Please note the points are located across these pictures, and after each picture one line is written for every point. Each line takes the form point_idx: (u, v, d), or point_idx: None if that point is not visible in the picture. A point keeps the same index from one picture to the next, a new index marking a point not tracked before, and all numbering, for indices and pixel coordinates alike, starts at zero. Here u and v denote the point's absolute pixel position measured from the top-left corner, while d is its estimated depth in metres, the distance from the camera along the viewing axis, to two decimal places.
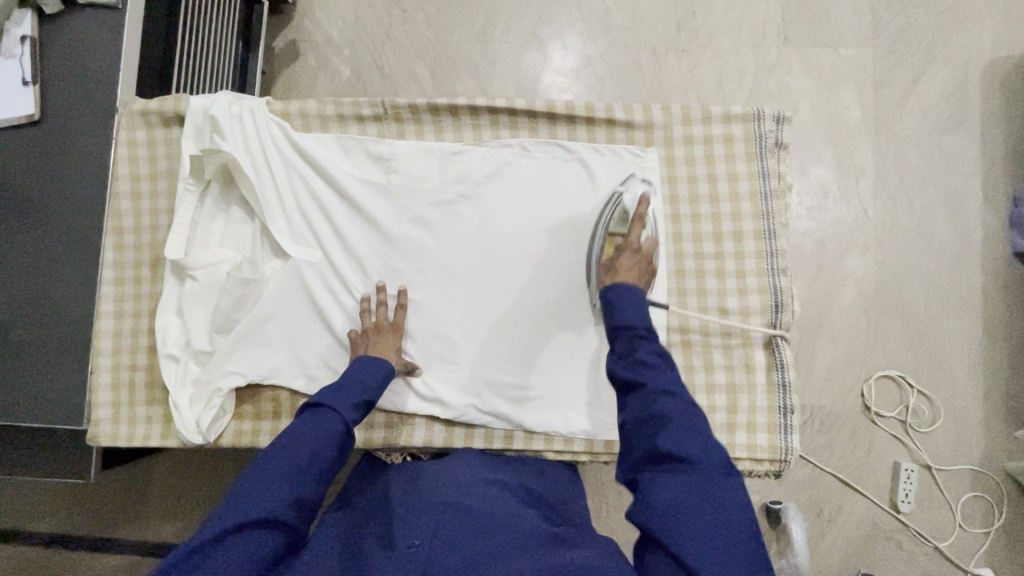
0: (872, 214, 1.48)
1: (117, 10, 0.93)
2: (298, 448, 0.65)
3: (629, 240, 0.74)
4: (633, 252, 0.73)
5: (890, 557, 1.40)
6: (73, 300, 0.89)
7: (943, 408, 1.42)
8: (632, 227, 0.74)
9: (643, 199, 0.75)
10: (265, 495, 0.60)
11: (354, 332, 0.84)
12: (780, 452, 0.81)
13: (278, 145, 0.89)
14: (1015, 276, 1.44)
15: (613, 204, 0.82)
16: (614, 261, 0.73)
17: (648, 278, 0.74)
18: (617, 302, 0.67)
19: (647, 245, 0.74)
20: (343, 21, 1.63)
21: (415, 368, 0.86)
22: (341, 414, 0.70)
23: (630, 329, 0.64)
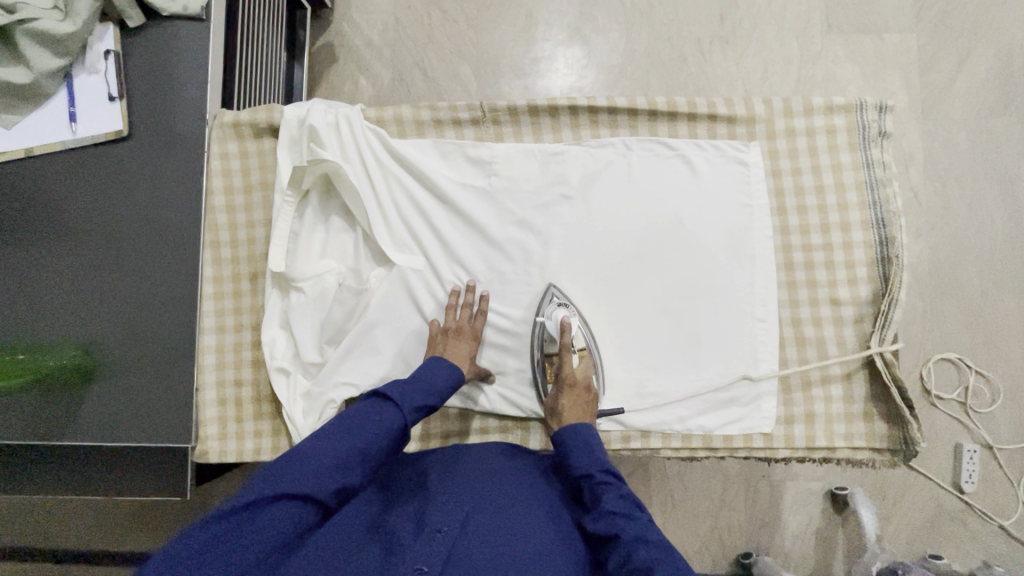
0: (925, 200, 1.48)
1: (203, 22, 0.91)
2: (357, 436, 0.64)
3: (565, 375, 0.79)
4: (572, 390, 0.79)
5: (957, 539, 1.41)
6: (173, 317, 0.88)
7: (1002, 388, 1.42)
8: (562, 358, 0.79)
9: (563, 329, 0.80)
10: (317, 472, 0.59)
11: (433, 327, 0.82)
12: (900, 442, 0.81)
13: (376, 152, 0.88)
14: None
15: (539, 334, 0.84)
16: (557, 404, 0.78)
17: (594, 402, 0.80)
18: (570, 454, 0.72)
19: (581, 375, 0.80)
20: (382, 23, 1.58)
21: (489, 375, 0.85)
22: (403, 412, 0.69)
23: (589, 478, 0.69)
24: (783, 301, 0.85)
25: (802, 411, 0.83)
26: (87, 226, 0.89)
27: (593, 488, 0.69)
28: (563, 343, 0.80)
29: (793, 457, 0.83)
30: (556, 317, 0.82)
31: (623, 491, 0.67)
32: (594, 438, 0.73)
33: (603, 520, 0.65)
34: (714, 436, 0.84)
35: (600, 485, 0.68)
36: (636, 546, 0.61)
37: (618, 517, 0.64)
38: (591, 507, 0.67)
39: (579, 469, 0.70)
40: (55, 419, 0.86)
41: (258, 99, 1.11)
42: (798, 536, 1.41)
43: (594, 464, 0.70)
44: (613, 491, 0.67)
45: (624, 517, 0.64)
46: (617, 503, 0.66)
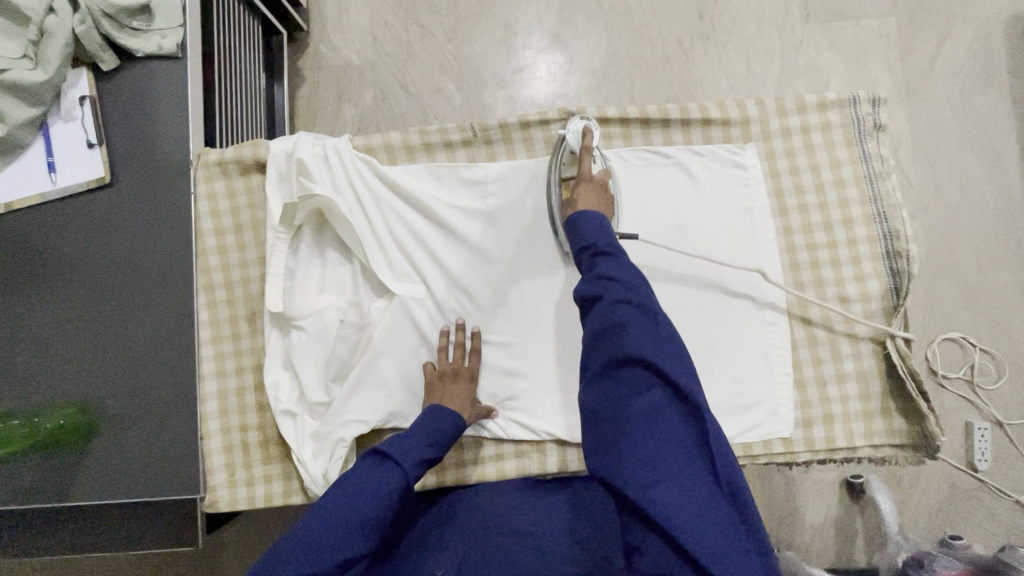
0: (916, 181, 1.48)
1: (179, 60, 0.88)
2: (358, 500, 0.62)
3: (582, 174, 0.79)
4: (589, 183, 0.79)
5: (974, 517, 1.42)
6: (170, 367, 0.85)
7: (1007, 363, 1.43)
8: (582, 162, 0.80)
9: (586, 134, 0.81)
10: (318, 546, 0.58)
11: (430, 369, 0.82)
12: (921, 437, 0.80)
13: (368, 181, 0.86)
14: None
15: (561, 149, 0.84)
16: (573, 194, 0.78)
17: (611, 205, 0.80)
18: (580, 227, 0.72)
19: (600, 174, 0.80)
20: (360, 42, 1.56)
21: (492, 412, 0.83)
22: (405, 468, 0.66)
23: (590, 247, 0.69)
24: (792, 303, 0.84)
25: (820, 412, 0.82)
26: (75, 279, 0.86)
27: (591, 258, 0.68)
28: (583, 146, 0.81)
29: (814, 460, 0.82)
30: (578, 128, 0.82)
31: (621, 260, 0.67)
32: (606, 219, 0.73)
33: (596, 284, 0.65)
34: (733, 445, 0.82)
35: (601, 253, 0.68)
36: (625, 314, 0.60)
37: (605, 282, 0.64)
38: (588, 272, 0.67)
39: (584, 238, 0.70)
40: (56, 481, 0.83)
41: (239, 128, 1.08)
42: (817, 526, 1.41)
43: (599, 237, 0.69)
44: (610, 260, 0.67)
45: (617, 283, 0.64)
46: (614, 270, 0.65)
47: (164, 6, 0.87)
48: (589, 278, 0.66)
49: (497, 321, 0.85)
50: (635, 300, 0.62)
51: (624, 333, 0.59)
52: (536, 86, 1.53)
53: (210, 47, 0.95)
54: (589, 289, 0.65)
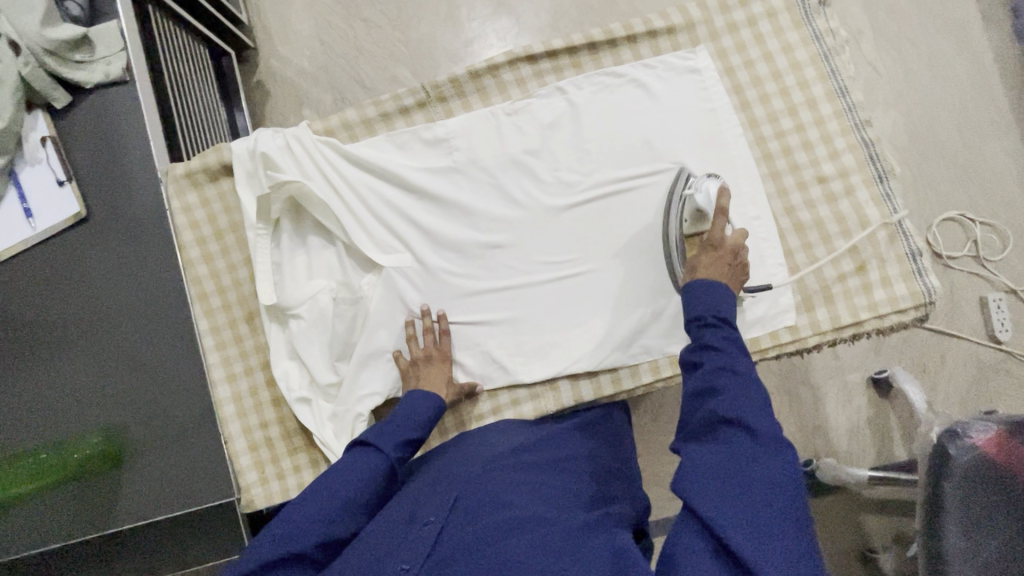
0: (884, 69, 1.55)
1: (127, 84, 0.89)
2: (334, 490, 0.65)
3: (711, 235, 0.71)
4: (715, 250, 0.70)
5: (1003, 386, 1.44)
6: (182, 380, 0.87)
7: (1010, 233, 1.47)
8: (715, 221, 0.71)
9: (720, 193, 0.72)
10: (298, 530, 0.61)
11: (402, 363, 0.82)
12: (922, 296, 0.80)
13: (334, 163, 0.87)
14: None
15: (683, 204, 0.77)
16: (694, 261, 0.71)
17: (738, 272, 0.71)
18: (693, 296, 0.67)
19: (731, 238, 0.70)
20: (309, 48, 1.57)
21: (474, 386, 0.84)
22: (384, 454, 0.69)
23: (698, 320, 0.65)
24: (773, 194, 0.84)
25: (820, 295, 0.82)
26: (76, 317, 0.87)
27: (698, 329, 0.65)
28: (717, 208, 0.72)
29: (823, 342, 0.82)
30: (708, 187, 0.74)
31: (732, 332, 0.63)
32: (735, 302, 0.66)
33: (694, 351, 0.63)
34: (741, 343, 0.82)
35: (705, 327, 0.64)
36: (721, 380, 0.59)
37: (704, 351, 0.62)
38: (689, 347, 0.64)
39: (691, 311, 0.66)
40: (101, 511, 0.85)
41: (202, 147, 1.09)
42: (851, 426, 1.42)
43: (706, 308, 0.64)
44: (715, 331, 0.63)
45: (716, 353, 0.61)
46: (722, 341, 0.62)
47: (103, 34, 0.88)
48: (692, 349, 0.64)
49: (488, 272, 0.86)
50: (734, 369, 0.60)
51: (715, 397, 0.58)
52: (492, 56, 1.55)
53: (158, 69, 0.97)
54: (687, 361, 0.64)
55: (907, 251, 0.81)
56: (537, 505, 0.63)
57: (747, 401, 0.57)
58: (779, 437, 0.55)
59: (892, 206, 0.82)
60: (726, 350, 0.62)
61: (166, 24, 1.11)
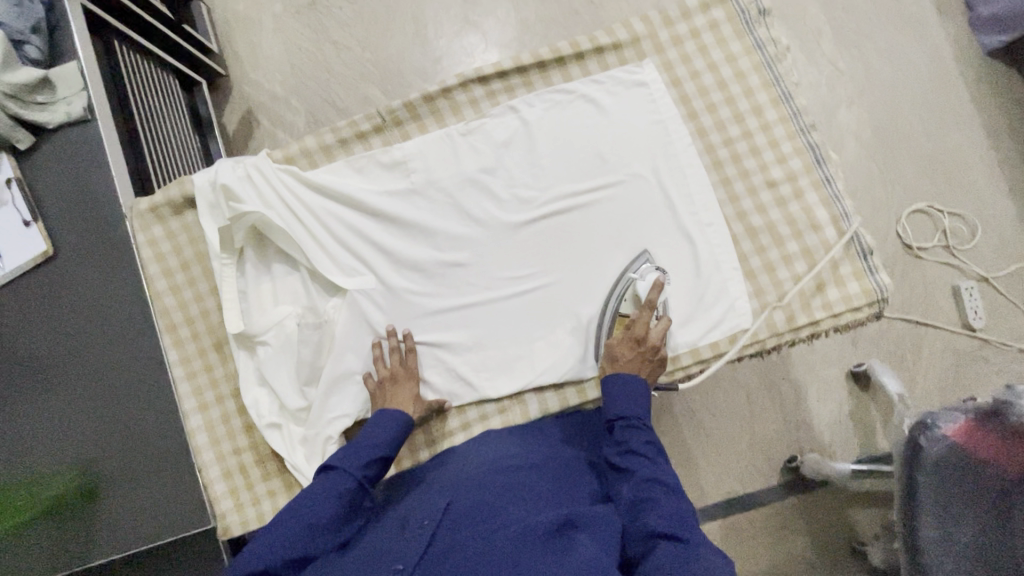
0: (845, 67, 1.57)
1: (88, 122, 0.91)
2: (300, 509, 0.64)
3: (636, 327, 0.77)
4: (637, 342, 0.77)
5: (980, 373, 1.46)
6: (154, 411, 0.88)
7: (978, 222, 1.50)
8: (640, 315, 0.77)
9: (654, 286, 0.78)
10: (265, 554, 0.60)
11: (370, 384, 0.83)
12: (874, 292, 0.81)
13: (295, 190, 0.88)
14: (989, 75, 1.54)
15: (623, 286, 0.82)
16: (614, 349, 0.78)
17: (656, 365, 0.77)
18: (613, 394, 0.73)
19: (654, 333, 0.77)
20: (281, 73, 1.59)
21: (442, 403, 0.85)
22: (350, 472, 0.68)
23: (623, 419, 0.71)
24: (724, 200, 0.85)
25: (776, 297, 0.84)
26: (47, 353, 0.87)
27: (623, 430, 0.70)
28: (648, 299, 0.77)
29: (782, 343, 0.83)
30: (649, 277, 0.81)
31: (651, 437, 0.69)
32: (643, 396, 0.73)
33: (621, 461, 0.68)
34: (701, 348, 0.84)
35: (629, 429, 0.70)
36: (651, 489, 0.63)
37: (631, 459, 0.67)
38: (613, 450, 0.70)
39: (616, 410, 0.72)
40: (74, 548, 0.84)
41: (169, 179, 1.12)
42: (834, 420, 1.43)
43: (629, 407, 0.71)
44: (640, 436, 0.69)
45: (643, 459, 0.67)
46: (644, 447, 0.68)
47: (64, 75, 0.90)
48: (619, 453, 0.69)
49: (451, 290, 0.87)
50: (660, 479, 0.65)
51: (646, 506, 0.62)
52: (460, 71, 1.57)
53: (129, 104, 1.00)
54: (615, 466, 0.68)
55: (858, 250, 0.83)
56: (514, 512, 0.62)
57: (673, 509, 0.61)
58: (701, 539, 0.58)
59: (841, 207, 0.83)
60: (649, 456, 0.67)
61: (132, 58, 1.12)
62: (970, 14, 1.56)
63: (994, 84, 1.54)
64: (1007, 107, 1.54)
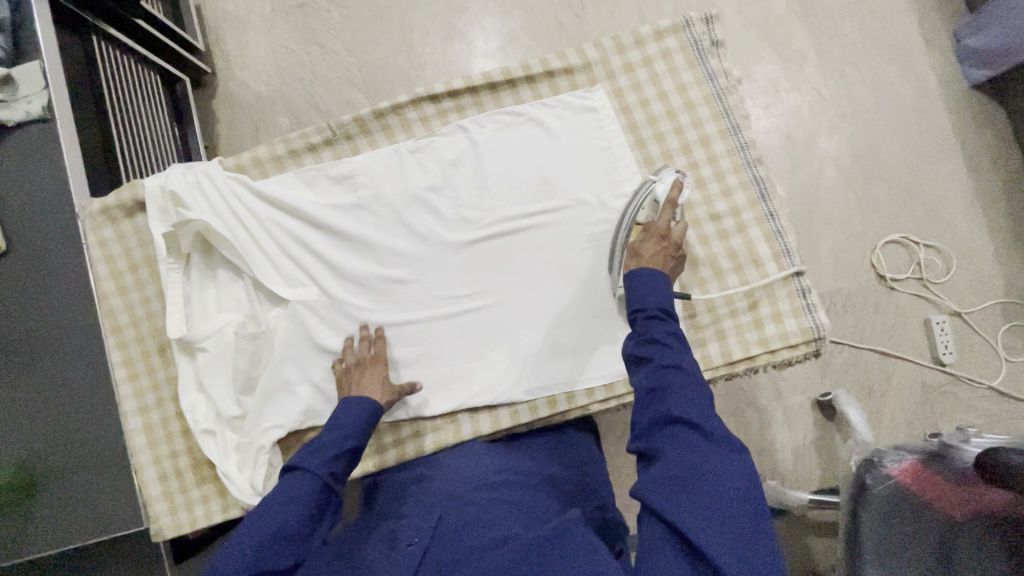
0: (828, 93, 1.52)
1: (48, 122, 0.90)
2: (268, 514, 0.65)
3: (657, 223, 0.73)
4: (657, 236, 0.72)
5: (951, 409, 1.42)
6: (94, 410, 0.88)
7: (953, 254, 1.46)
8: (663, 212, 0.74)
9: (674, 186, 0.75)
10: (228, 562, 0.62)
11: (337, 370, 0.84)
12: (811, 331, 0.81)
13: (243, 199, 0.89)
14: (975, 106, 1.51)
15: (644, 193, 0.80)
16: (638, 245, 0.72)
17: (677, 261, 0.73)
18: (634, 285, 0.67)
19: (676, 230, 0.72)
20: (267, 73, 1.58)
21: (413, 387, 0.83)
22: (317, 474, 0.69)
23: (644, 310, 0.65)
24: None
25: (713, 330, 0.83)
26: None
27: (644, 321, 0.65)
28: (669, 198, 0.75)
29: (717, 377, 0.83)
30: (669, 179, 0.78)
31: (673, 326, 0.64)
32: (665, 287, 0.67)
33: (641, 348, 0.63)
34: None
35: (650, 321, 0.64)
36: (674, 378, 0.59)
37: (653, 346, 0.62)
38: (633, 342, 0.64)
39: (642, 301, 0.65)
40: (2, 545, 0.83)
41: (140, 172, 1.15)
42: (797, 450, 1.41)
43: (654, 300, 0.65)
44: (660, 325, 0.64)
45: (663, 348, 0.62)
46: (664, 336, 0.62)
47: (26, 72, 0.89)
48: (639, 342, 0.63)
49: (391, 306, 0.87)
50: (683, 365, 0.61)
51: (665, 398, 0.58)
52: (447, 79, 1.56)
53: (103, 97, 1.04)
54: (635, 354, 0.63)
55: (797, 288, 0.82)
56: (500, 527, 0.63)
57: (692, 397, 0.58)
58: (726, 441, 0.56)
59: (784, 242, 0.83)
60: (672, 346, 0.62)
61: (110, 53, 1.13)
62: (957, 46, 1.51)
63: (978, 116, 1.50)
64: (990, 140, 1.50)
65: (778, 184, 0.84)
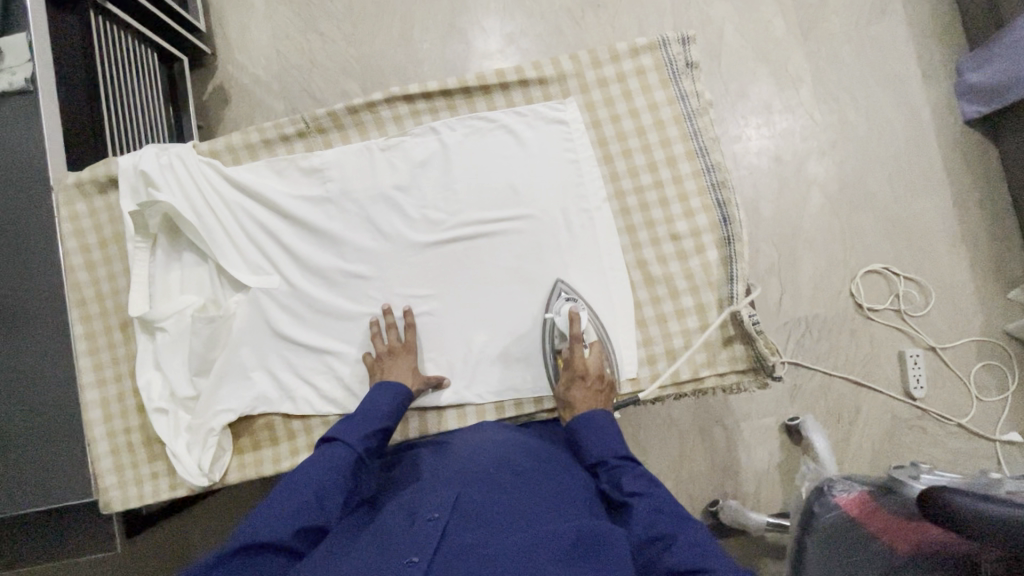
0: (819, 117, 1.40)
1: (30, 94, 0.90)
2: (304, 484, 0.63)
3: (575, 371, 0.78)
4: (582, 381, 0.78)
5: (919, 447, 1.32)
6: (51, 381, 0.89)
7: (932, 288, 1.35)
8: (574, 351, 0.79)
9: (572, 320, 0.79)
10: (273, 520, 0.59)
11: (368, 358, 0.84)
12: (760, 358, 0.82)
13: (214, 184, 0.90)
14: (970, 142, 1.37)
15: (549, 329, 0.83)
16: (569, 396, 0.78)
17: (608, 391, 0.79)
18: (585, 443, 0.74)
19: (591, 366, 0.78)
20: (265, 58, 1.55)
21: (442, 380, 0.85)
22: (352, 444, 0.69)
23: (606, 465, 0.71)
24: (626, 247, 0.86)
25: (663, 349, 0.84)
26: None
27: (611, 472, 0.71)
28: (573, 334, 0.79)
29: (663, 395, 0.84)
30: (565, 311, 0.81)
31: (637, 470, 0.70)
32: (608, 426, 0.74)
33: (623, 499, 0.68)
34: None
35: (616, 470, 0.71)
36: (664, 522, 0.63)
37: (634, 496, 0.67)
38: (614, 492, 0.70)
39: (595, 454, 0.73)
40: None
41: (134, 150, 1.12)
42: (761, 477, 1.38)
43: (606, 451, 0.72)
44: (630, 471, 0.70)
45: (643, 497, 0.67)
46: (635, 483, 0.68)
47: (13, 45, 0.90)
48: (616, 491, 0.69)
49: (350, 300, 0.89)
50: (671, 510, 0.65)
51: (661, 545, 0.61)
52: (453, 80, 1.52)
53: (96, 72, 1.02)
54: (617, 502, 0.68)
55: None
56: (513, 511, 0.62)
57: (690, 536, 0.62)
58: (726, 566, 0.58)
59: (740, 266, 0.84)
60: (646, 492, 0.68)
61: (110, 28, 1.12)
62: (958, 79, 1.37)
63: (974, 150, 1.37)
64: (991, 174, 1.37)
65: (740, 209, 0.85)
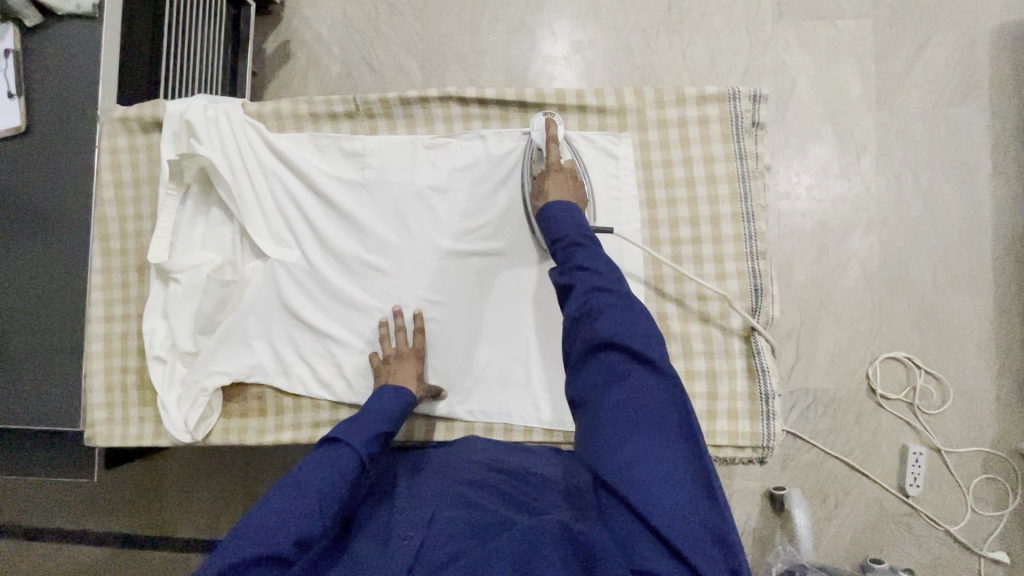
0: (876, 191, 1.32)
1: (96, 20, 0.88)
2: (307, 485, 0.61)
3: (551, 161, 0.78)
4: (559, 172, 0.78)
5: (901, 545, 1.27)
6: (64, 309, 0.90)
7: (952, 388, 1.28)
8: (549, 149, 0.80)
9: (547, 124, 0.82)
10: (274, 530, 0.56)
11: (376, 359, 0.83)
12: (761, 438, 0.80)
13: (255, 147, 0.89)
14: None
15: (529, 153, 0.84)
16: (542, 184, 0.77)
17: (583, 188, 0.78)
18: (550, 222, 0.70)
19: (567, 161, 0.79)
20: (331, 18, 1.48)
21: (440, 391, 0.84)
22: (355, 449, 0.67)
23: (562, 240, 0.67)
24: (652, 297, 0.84)
25: None
26: None
27: (566, 250, 0.67)
28: (547, 136, 0.81)
29: None
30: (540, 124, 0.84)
31: (595, 250, 0.65)
32: (574, 208, 0.71)
33: (568, 277, 0.64)
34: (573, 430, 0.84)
35: (571, 249, 0.66)
36: (600, 300, 0.60)
37: (578, 272, 0.63)
38: (561, 270, 0.66)
39: (557, 232, 0.68)
40: None
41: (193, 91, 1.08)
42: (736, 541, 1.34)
43: (569, 228, 0.68)
44: (586, 251, 0.65)
45: (587, 274, 0.63)
46: (589, 261, 0.64)
47: None
48: (564, 271, 0.65)
49: (364, 289, 0.88)
50: (611, 288, 0.61)
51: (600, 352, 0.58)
52: (515, 79, 1.43)
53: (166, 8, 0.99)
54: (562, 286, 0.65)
55: (761, 391, 0.81)
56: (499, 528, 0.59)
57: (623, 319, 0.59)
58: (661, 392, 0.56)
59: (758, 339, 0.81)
60: (593, 271, 0.63)
61: None
62: None
63: None
64: None
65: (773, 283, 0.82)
